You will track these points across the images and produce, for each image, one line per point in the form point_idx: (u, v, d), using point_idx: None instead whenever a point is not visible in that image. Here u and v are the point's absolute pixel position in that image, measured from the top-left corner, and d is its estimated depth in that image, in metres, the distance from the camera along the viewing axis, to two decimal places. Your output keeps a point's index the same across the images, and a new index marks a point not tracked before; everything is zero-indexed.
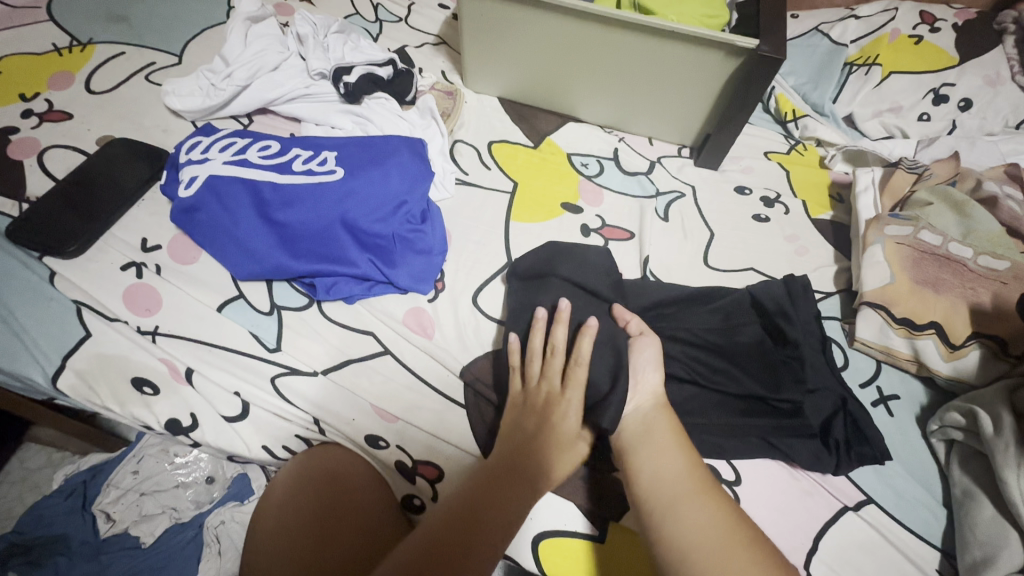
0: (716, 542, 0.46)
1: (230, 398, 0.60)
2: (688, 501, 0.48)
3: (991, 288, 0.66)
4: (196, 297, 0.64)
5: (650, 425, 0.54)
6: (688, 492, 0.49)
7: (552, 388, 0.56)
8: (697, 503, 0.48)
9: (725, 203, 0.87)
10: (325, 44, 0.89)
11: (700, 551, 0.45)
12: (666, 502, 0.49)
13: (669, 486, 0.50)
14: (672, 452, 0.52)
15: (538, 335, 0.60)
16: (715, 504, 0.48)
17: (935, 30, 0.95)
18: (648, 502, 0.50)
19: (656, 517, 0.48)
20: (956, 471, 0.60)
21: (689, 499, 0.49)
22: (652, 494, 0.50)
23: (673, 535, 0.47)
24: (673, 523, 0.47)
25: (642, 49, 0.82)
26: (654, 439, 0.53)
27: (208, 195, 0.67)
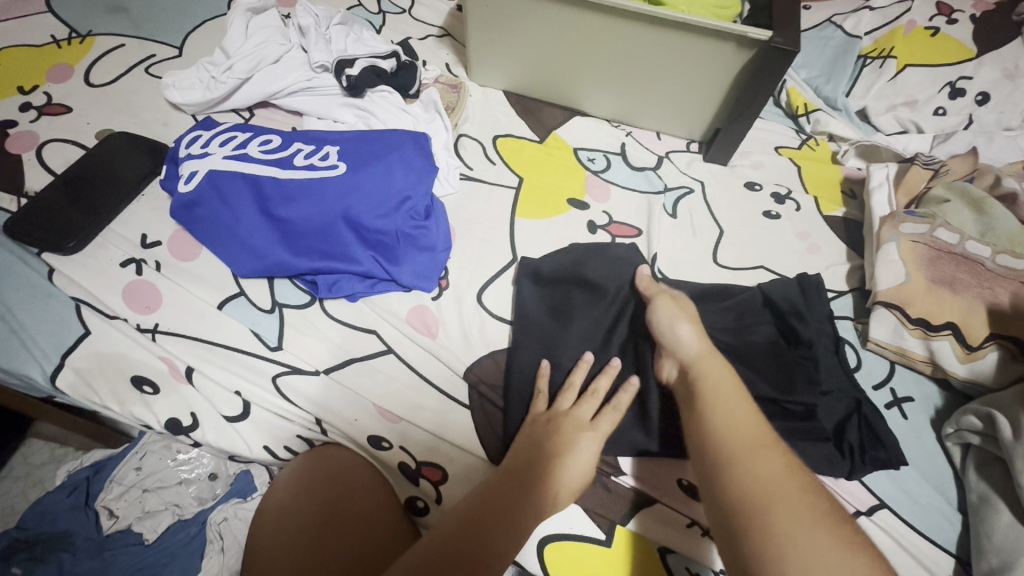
0: (790, 495, 0.42)
1: (231, 397, 0.59)
2: (757, 452, 0.45)
3: (1010, 288, 0.64)
4: (197, 295, 0.63)
5: (712, 380, 0.51)
6: (758, 444, 0.45)
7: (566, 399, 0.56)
8: (770, 455, 0.45)
9: (735, 200, 0.85)
10: (327, 35, 0.87)
11: (773, 502, 0.41)
12: (735, 451, 0.45)
13: (737, 436, 0.46)
14: (740, 406, 0.49)
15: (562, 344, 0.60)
16: (786, 460, 0.45)
17: (953, 21, 0.92)
18: (714, 451, 0.46)
19: (722, 466, 0.45)
20: (972, 476, 0.58)
21: (761, 449, 0.45)
22: (718, 444, 0.46)
23: (741, 485, 0.43)
24: (744, 472, 0.43)
25: (652, 40, 0.80)
26: (719, 391, 0.50)
27: (208, 190, 0.66)
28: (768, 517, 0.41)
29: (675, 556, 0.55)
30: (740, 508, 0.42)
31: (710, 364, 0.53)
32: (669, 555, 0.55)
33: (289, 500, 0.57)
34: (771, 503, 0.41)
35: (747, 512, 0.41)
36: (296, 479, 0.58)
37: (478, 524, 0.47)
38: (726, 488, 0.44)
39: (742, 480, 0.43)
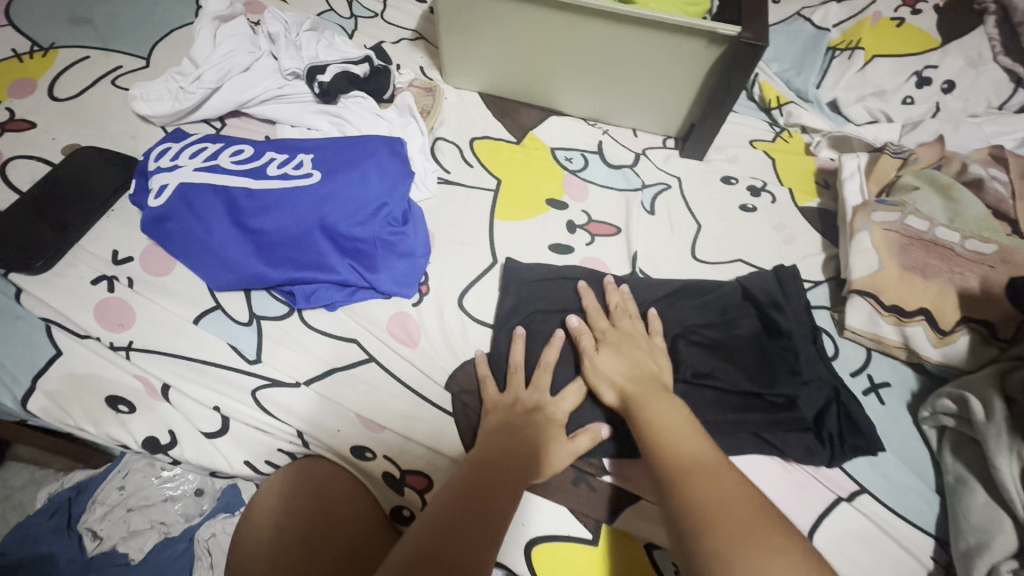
0: (732, 512, 0.43)
1: (209, 413, 0.58)
2: (705, 475, 0.46)
3: (980, 272, 0.65)
4: (170, 310, 0.62)
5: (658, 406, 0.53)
6: (707, 465, 0.47)
7: (542, 402, 0.57)
8: (716, 477, 0.46)
9: (712, 194, 0.86)
10: (297, 42, 0.86)
11: (716, 518, 0.43)
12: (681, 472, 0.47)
13: (689, 460, 0.48)
14: (683, 427, 0.51)
15: (517, 349, 0.61)
16: (731, 482, 0.46)
17: (917, 12, 0.94)
18: (665, 472, 0.47)
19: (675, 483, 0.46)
20: (949, 458, 0.59)
21: (709, 472, 0.47)
22: (668, 466, 0.48)
23: (690, 497, 0.45)
24: (691, 486, 0.45)
25: (624, 37, 0.80)
26: (663, 412, 0.52)
27: (179, 203, 0.65)
28: (711, 534, 0.42)
29: (662, 551, 0.55)
30: (684, 523, 0.43)
31: (654, 392, 0.55)
32: (655, 550, 0.55)
33: (281, 508, 0.56)
34: (714, 526, 0.42)
35: (690, 534, 0.43)
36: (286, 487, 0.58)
37: (472, 526, 0.45)
38: (672, 508, 0.45)
39: (686, 494, 0.45)
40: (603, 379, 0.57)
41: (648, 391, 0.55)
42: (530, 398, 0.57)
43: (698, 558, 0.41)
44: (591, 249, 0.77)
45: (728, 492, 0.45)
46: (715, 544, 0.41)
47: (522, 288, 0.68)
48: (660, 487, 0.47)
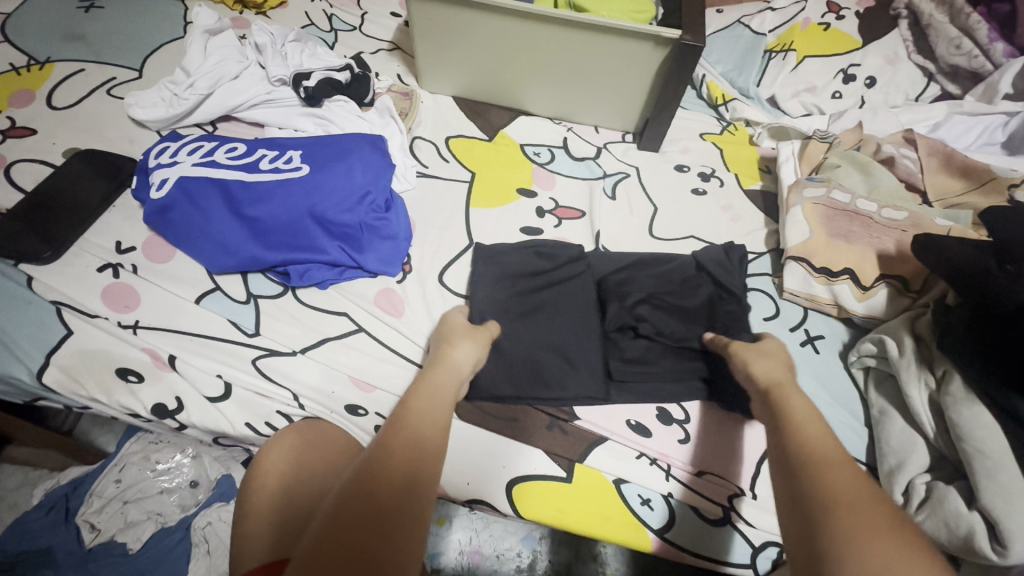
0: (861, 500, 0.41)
1: (213, 380, 0.63)
2: (835, 462, 0.45)
3: (894, 236, 0.75)
4: (173, 292, 0.68)
5: (796, 401, 0.52)
6: (838, 457, 0.45)
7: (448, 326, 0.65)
8: (844, 468, 0.44)
9: (666, 181, 0.95)
10: (282, 52, 0.93)
11: (849, 507, 0.41)
12: (814, 463, 0.45)
13: (819, 450, 0.46)
14: (817, 424, 0.50)
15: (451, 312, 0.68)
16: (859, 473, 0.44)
17: (841, 17, 1.06)
18: (794, 456, 0.46)
19: (809, 471, 0.44)
20: (873, 393, 0.68)
21: (835, 462, 0.45)
22: (801, 453, 0.46)
23: (817, 487, 0.43)
24: (820, 475, 0.44)
25: (581, 42, 0.89)
26: (804, 407, 0.51)
27: (179, 195, 0.71)
28: (840, 515, 0.40)
29: (629, 485, 0.63)
30: (813, 504, 0.42)
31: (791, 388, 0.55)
32: (623, 485, 0.63)
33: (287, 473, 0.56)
34: (847, 510, 0.40)
35: (818, 517, 0.41)
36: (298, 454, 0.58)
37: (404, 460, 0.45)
38: (800, 487, 0.44)
39: (819, 483, 0.43)
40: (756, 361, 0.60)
41: (784, 384, 0.55)
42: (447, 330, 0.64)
43: (822, 538, 0.39)
44: (559, 231, 0.85)
45: (858, 480, 0.43)
46: (842, 528, 0.39)
47: (498, 263, 0.75)
48: (787, 470, 0.46)
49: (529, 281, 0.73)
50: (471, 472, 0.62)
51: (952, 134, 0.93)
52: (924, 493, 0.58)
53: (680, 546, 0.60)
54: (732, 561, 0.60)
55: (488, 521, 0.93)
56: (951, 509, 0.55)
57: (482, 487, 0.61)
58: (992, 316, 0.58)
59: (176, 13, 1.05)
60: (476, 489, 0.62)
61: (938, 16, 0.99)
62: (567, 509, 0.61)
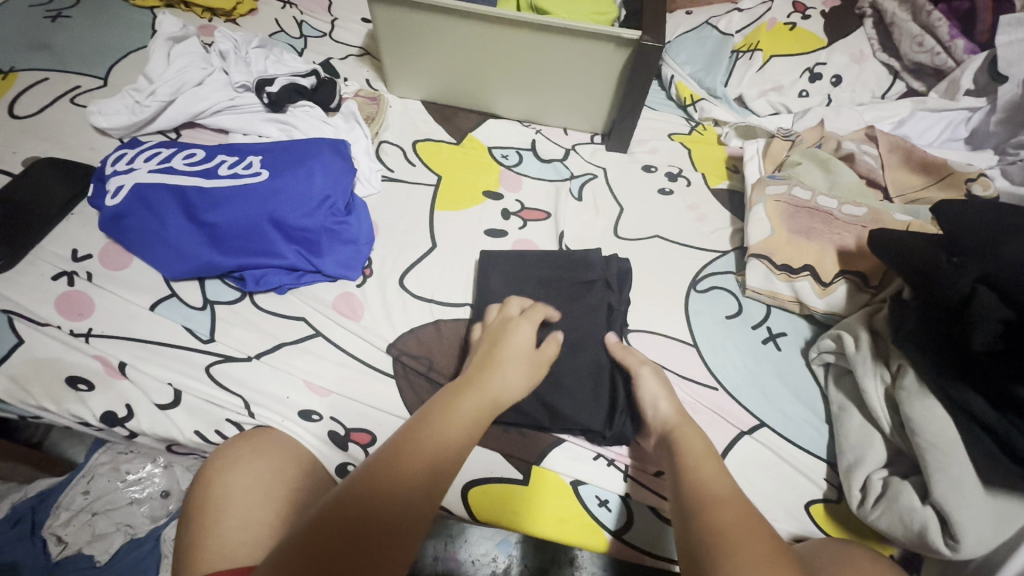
0: (743, 536, 0.43)
1: (164, 387, 0.62)
2: (727, 502, 0.46)
3: (854, 233, 0.75)
4: (129, 299, 0.68)
5: (691, 442, 0.54)
6: (726, 495, 0.47)
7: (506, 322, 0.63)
8: (731, 506, 0.46)
9: (633, 181, 0.95)
10: (247, 58, 0.94)
11: (736, 544, 0.42)
12: (707, 503, 0.46)
13: (714, 491, 0.47)
14: (715, 464, 0.51)
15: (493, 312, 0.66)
16: (748, 510, 0.45)
17: (807, 17, 1.07)
18: (688, 500, 0.47)
19: (699, 512, 0.46)
20: (833, 389, 0.68)
21: (723, 501, 0.46)
22: (693, 495, 0.48)
23: (710, 527, 0.44)
24: (713, 518, 0.45)
25: (544, 44, 0.90)
26: (696, 447, 0.53)
27: (135, 201, 0.71)
28: (726, 555, 0.41)
29: (587, 487, 0.62)
30: (699, 546, 0.43)
31: (686, 425, 0.56)
32: (581, 486, 0.62)
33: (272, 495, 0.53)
34: (731, 549, 0.42)
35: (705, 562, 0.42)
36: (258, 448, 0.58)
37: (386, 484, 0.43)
38: (690, 531, 0.45)
39: (710, 525, 0.44)
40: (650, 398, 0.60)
41: (681, 424, 0.56)
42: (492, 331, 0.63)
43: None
44: (524, 232, 0.85)
45: (743, 519, 0.44)
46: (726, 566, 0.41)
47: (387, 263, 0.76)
48: (683, 516, 0.47)
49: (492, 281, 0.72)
50: None
51: (915, 130, 0.94)
52: (881, 488, 0.58)
53: (636, 547, 0.60)
54: None
55: (462, 527, 0.92)
56: (905, 504, 0.55)
57: None
58: (941, 310, 0.58)
59: (144, 22, 1.05)
60: None
61: (901, 14, 1.00)
62: (524, 511, 0.61)
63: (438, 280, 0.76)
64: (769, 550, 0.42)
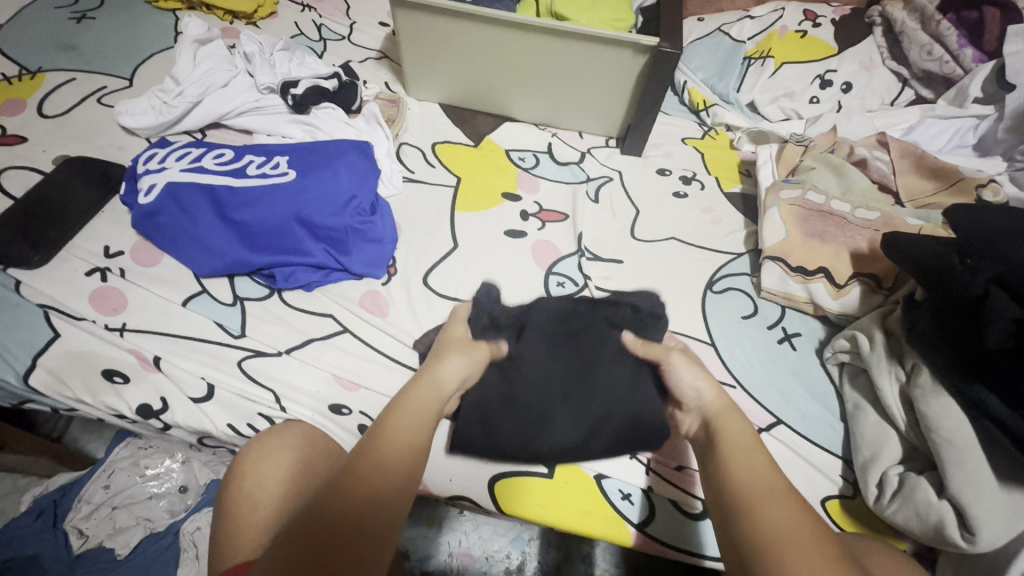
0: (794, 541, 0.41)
1: (196, 381, 0.63)
2: (770, 500, 0.44)
3: (866, 236, 0.77)
4: (161, 295, 0.69)
5: (733, 433, 0.51)
6: (766, 488, 0.45)
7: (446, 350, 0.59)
8: (779, 505, 0.44)
9: (648, 184, 0.97)
10: (271, 60, 0.95)
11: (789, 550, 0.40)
12: (750, 500, 0.44)
13: (753, 487, 0.46)
14: (756, 455, 0.49)
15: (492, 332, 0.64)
16: (799, 511, 0.43)
17: (817, 25, 1.10)
18: (726, 501, 0.46)
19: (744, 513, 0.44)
20: (847, 388, 0.69)
21: (769, 500, 0.44)
22: (735, 493, 0.46)
23: (758, 529, 0.42)
24: (759, 517, 0.43)
25: (562, 50, 0.91)
26: (737, 438, 0.51)
27: (167, 199, 0.72)
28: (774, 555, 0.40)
29: (609, 480, 0.64)
30: (748, 550, 0.41)
31: (728, 412, 0.54)
32: (604, 480, 0.64)
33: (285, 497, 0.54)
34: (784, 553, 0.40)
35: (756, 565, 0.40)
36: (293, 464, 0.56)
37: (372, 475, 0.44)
38: (734, 532, 0.43)
39: (757, 525, 0.42)
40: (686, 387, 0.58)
41: (723, 409, 0.54)
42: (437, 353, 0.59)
43: None
44: (542, 233, 0.87)
45: (782, 511, 0.43)
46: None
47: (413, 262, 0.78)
48: (724, 518, 0.45)
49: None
50: (453, 469, 0.63)
51: (925, 137, 0.96)
52: (897, 483, 0.60)
53: (658, 539, 0.61)
54: (708, 555, 0.61)
55: (478, 523, 0.93)
56: (922, 498, 0.57)
57: (465, 484, 0.63)
58: (953, 309, 0.60)
59: (167, 24, 1.07)
60: (459, 485, 0.63)
61: (910, 23, 1.03)
62: (549, 504, 0.62)
63: (460, 280, 0.78)
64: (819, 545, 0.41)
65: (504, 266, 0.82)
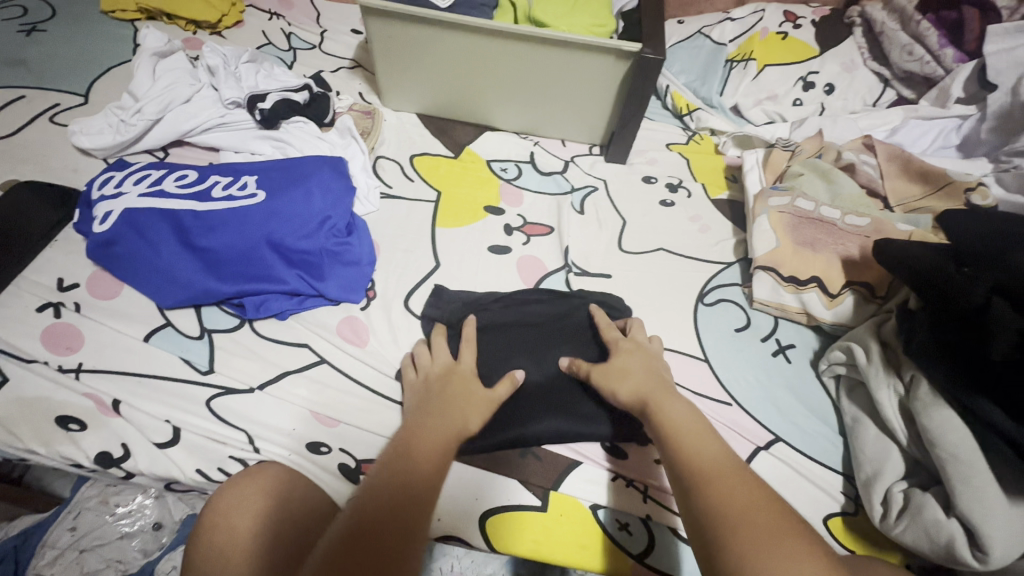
0: (750, 512, 0.44)
1: (161, 425, 0.59)
2: (723, 475, 0.47)
3: (857, 242, 0.76)
4: (121, 330, 0.64)
5: (673, 412, 0.54)
6: (727, 473, 0.47)
7: (452, 363, 0.63)
8: (727, 479, 0.47)
9: (634, 193, 0.95)
10: (236, 72, 0.90)
11: (745, 520, 0.43)
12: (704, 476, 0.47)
13: (708, 463, 0.48)
14: (703, 433, 0.52)
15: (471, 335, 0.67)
16: (749, 484, 0.46)
17: (798, 26, 1.09)
18: (683, 474, 0.48)
19: (696, 491, 0.47)
20: (845, 401, 0.67)
21: (722, 475, 0.47)
22: (688, 470, 0.48)
23: (709, 502, 0.45)
24: (713, 492, 0.46)
25: (541, 58, 0.89)
26: (680, 420, 0.53)
27: (124, 226, 0.68)
28: (736, 537, 0.42)
29: (606, 510, 0.61)
30: (705, 522, 0.44)
31: (662, 392, 0.57)
32: (600, 510, 0.61)
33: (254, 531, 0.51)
34: (739, 525, 0.43)
35: (713, 534, 0.43)
36: (268, 498, 0.53)
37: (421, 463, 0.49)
38: (692, 505, 0.46)
39: (711, 498, 0.45)
40: (619, 384, 0.59)
41: (657, 392, 0.57)
42: (448, 364, 0.63)
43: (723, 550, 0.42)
44: (527, 248, 0.84)
45: (745, 494, 0.45)
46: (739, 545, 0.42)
47: (393, 285, 0.75)
48: (681, 490, 0.48)
49: (498, 306, 0.73)
50: (442, 507, 0.59)
51: (909, 138, 0.95)
52: (902, 501, 0.58)
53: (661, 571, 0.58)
54: None
55: None
56: (929, 516, 0.55)
57: (455, 522, 0.59)
58: (951, 319, 0.57)
59: (127, 36, 1.02)
60: (447, 524, 0.59)
61: (890, 24, 1.02)
62: (545, 539, 0.59)
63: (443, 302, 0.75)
64: (784, 524, 0.43)
65: (488, 284, 0.79)
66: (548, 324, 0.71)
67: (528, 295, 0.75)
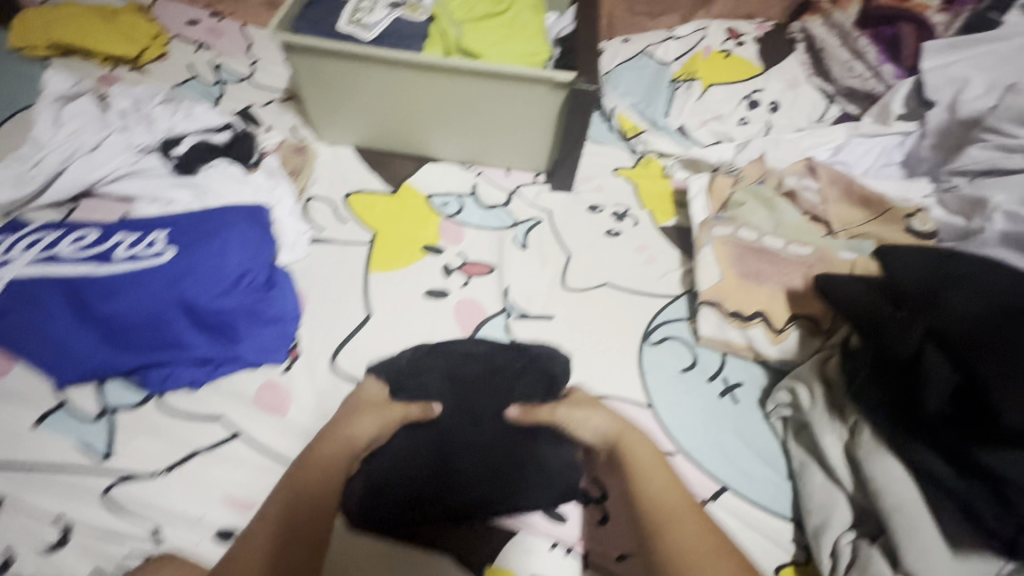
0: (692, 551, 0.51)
1: (51, 523, 0.54)
2: (678, 514, 0.54)
3: (801, 272, 0.74)
4: (10, 415, 0.59)
5: (638, 450, 0.60)
6: (681, 511, 0.55)
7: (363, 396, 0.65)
8: (687, 519, 0.54)
9: (579, 224, 0.92)
10: (149, 115, 0.85)
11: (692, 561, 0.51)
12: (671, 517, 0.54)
13: (663, 504, 0.55)
14: (661, 471, 0.58)
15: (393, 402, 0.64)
16: (701, 524, 0.54)
17: (740, 44, 1.08)
18: (647, 515, 0.55)
19: (656, 532, 0.53)
20: (793, 444, 0.65)
21: (681, 516, 0.54)
22: (653, 511, 0.55)
23: (670, 542, 0.52)
24: (674, 535, 0.53)
25: (474, 90, 0.85)
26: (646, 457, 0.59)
27: (12, 299, 0.62)
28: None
29: None
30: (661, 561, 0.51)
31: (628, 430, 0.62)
32: None
33: None
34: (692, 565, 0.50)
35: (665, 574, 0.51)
36: None
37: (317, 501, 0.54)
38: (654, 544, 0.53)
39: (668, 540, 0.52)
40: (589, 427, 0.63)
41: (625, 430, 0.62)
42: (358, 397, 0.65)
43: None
44: (466, 290, 0.81)
45: (698, 533, 0.53)
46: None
47: (319, 343, 0.71)
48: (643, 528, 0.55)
49: (441, 363, 0.69)
50: None
51: (853, 157, 0.94)
52: (850, 555, 0.55)
53: None
54: None
55: None
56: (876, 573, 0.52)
57: None
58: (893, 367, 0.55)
59: (37, 77, 0.96)
60: None
61: (829, 40, 1.03)
62: None
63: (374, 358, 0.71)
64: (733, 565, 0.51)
65: (424, 333, 0.75)
66: (491, 381, 0.68)
67: (472, 346, 0.71)
